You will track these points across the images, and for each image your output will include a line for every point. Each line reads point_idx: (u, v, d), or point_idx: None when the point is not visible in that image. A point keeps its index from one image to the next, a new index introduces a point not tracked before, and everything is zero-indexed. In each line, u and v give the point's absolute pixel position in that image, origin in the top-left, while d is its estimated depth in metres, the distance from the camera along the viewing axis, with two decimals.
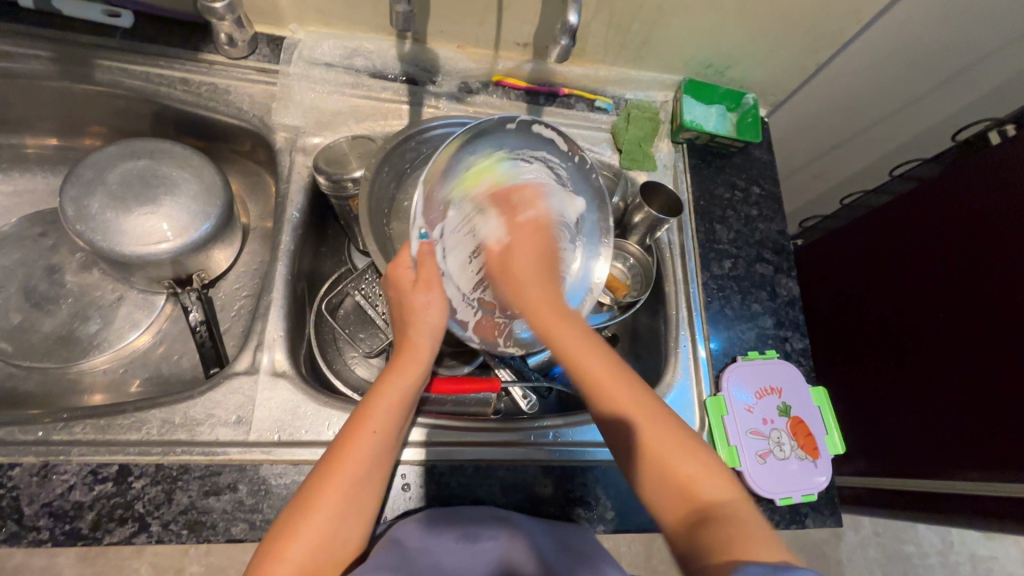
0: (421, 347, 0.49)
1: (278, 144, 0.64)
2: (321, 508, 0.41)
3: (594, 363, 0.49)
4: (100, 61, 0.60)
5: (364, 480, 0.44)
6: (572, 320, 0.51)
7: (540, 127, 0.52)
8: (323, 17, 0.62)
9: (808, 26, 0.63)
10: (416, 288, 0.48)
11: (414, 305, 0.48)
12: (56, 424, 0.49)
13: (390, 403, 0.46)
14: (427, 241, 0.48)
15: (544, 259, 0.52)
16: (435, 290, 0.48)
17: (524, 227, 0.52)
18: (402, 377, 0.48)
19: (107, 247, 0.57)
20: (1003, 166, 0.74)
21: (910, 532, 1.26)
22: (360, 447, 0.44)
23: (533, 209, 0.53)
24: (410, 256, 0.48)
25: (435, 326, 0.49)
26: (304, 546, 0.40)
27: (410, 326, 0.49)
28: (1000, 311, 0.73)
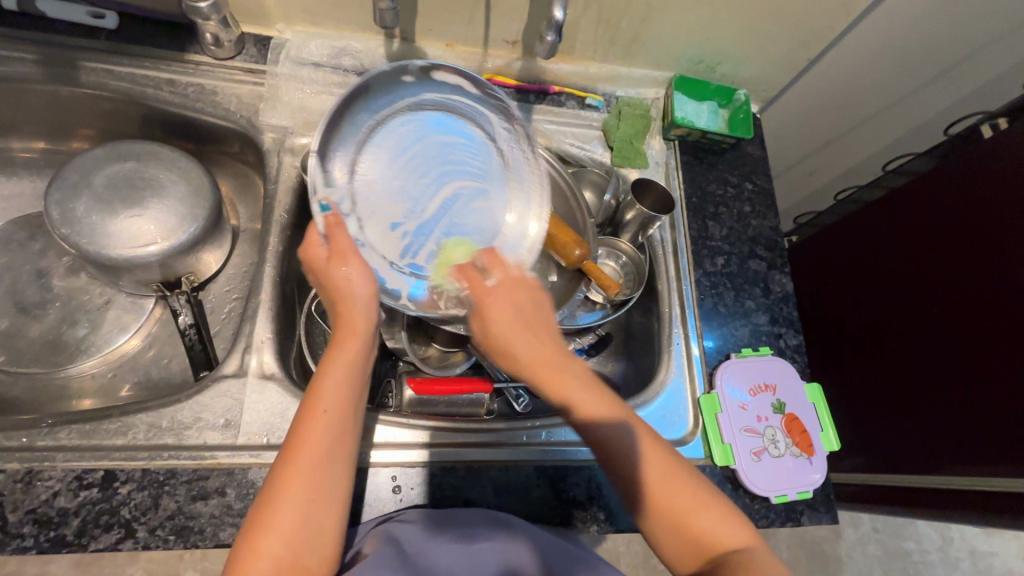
0: (357, 320, 0.46)
1: (266, 145, 0.63)
2: (282, 501, 0.40)
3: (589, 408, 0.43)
4: (85, 63, 0.60)
5: (323, 460, 0.42)
6: (576, 371, 0.45)
7: (441, 73, 0.55)
8: (311, 16, 0.62)
9: (798, 21, 0.63)
10: (332, 264, 0.46)
11: (334, 280, 0.46)
12: (41, 430, 0.48)
13: (338, 381, 0.44)
14: (330, 213, 0.47)
15: (528, 314, 0.45)
16: (355, 260, 0.46)
17: (490, 295, 0.45)
18: (342, 352, 0.45)
19: (93, 250, 0.56)
20: (995, 160, 0.73)
21: (909, 529, 1.25)
22: (314, 429, 0.43)
23: (499, 270, 0.47)
24: (319, 232, 0.47)
25: (363, 296, 0.46)
26: (274, 539, 0.39)
27: (340, 301, 0.46)
28: (994, 304, 0.73)
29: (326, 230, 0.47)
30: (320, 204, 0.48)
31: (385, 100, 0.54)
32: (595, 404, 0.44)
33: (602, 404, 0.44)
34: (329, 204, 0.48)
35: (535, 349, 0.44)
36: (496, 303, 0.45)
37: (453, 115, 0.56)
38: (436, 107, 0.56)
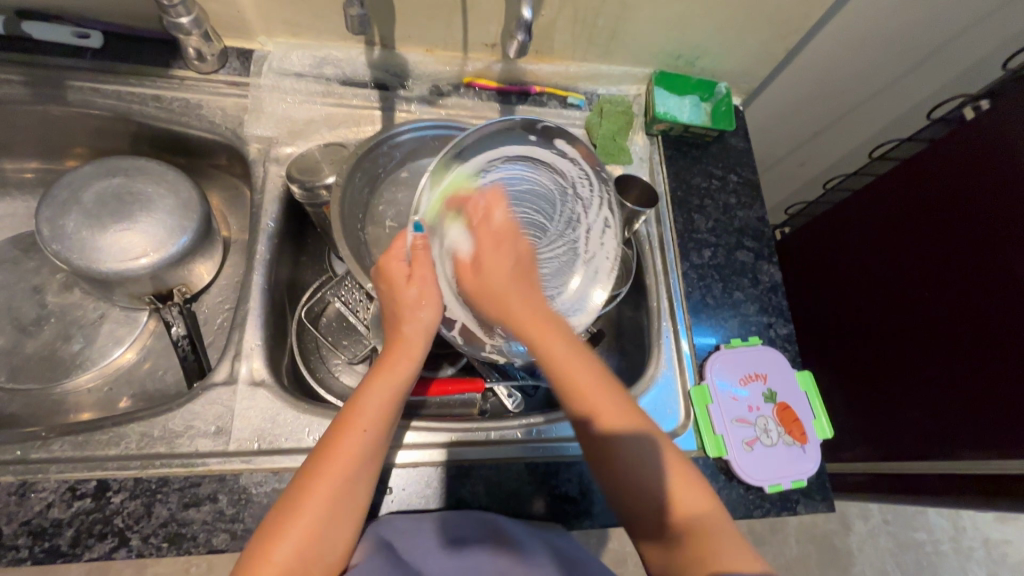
0: (415, 346, 0.48)
1: (252, 155, 0.64)
2: (307, 510, 0.41)
3: (569, 367, 0.47)
4: (72, 83, 0.61)
5: (353, 479, 0.43)
6: (561, 330, 0.48)
7: (560, 141, 0.54)
8: (291, 28, 0.63)
9: (772, 13, 0.64)
10: (408, 284, 0.47)
11: (405, 300, 0.47)
12: (35, 442, 0.49)
13: (383, 400, 0.46)
14: (420, 233, 0.47)
15: (521, 261, 0.49)
16: (430, 284, 0.47)
17: (490, 236, 0.49)
18: (391, 372, 0.47)
19: (84, 265, 0.57)
20: (978, 141, 0.73)
21: (920, 519, 1.24)
22: (349, 443, 0.44)
23: (501, 211, 0.50)
24: (404, 247, 0.47)
25: (428, 324, 0.48)
26: (291, 546, 0.40)
27: (402, 322, 0.48)
28: (984, 287, 0.72)
29: (411, 249, 0.48)
30: (415, 224, 0.46)
31: (494, 143, 0.52)
32: (573, 356, 0.48)
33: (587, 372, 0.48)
34: (422, 225, 0.47)
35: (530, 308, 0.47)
36: (487, 252, 0.48)
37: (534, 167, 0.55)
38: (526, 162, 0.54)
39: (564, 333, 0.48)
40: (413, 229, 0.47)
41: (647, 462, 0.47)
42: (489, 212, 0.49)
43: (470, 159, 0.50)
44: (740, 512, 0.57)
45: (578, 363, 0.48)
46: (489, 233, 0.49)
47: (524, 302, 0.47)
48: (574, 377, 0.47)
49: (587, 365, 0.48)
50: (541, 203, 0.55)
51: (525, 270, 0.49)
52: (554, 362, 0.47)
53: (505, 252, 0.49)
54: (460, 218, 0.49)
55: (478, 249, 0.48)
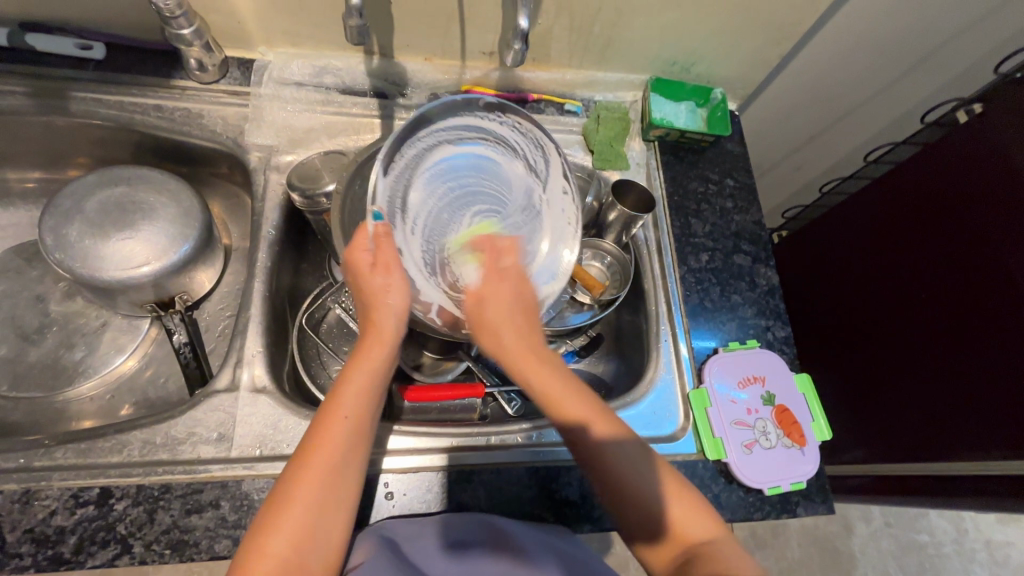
0: (389, 333, 0.49)
1: (252, 164, 0.65)
2: (297, 500, 0.41)
3: (561, 395, 0.49)
4: (75, 93, 0.62)
5: (340, 467, 0.43)
6: (545, 365, 0.50)
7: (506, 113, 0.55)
8: (292, 38, 0.64)
9: (766, 20, 0.64)
10: (375, 272, 0.48)
11: (374, 289, 0.48)
12: (39, 450, 0.49)
13: (360, 389, 0.47)
14: (381, 222, 0.48)
15: (523, 301, 0.51)
16: (395, 271, 0.48)
17: (496, 278, 0.51)
18: (368, 361, 0.48)
19: (87, 274, 0.58)
20: (971, 144, 0.74)
21: (922, 521, 1.24)
22: (334, 431, 0.44)
23: (511, 257, 0.53)
24: (367, 235, 0.47)
25: (398, 309, 0.49)
26: (284, 540, 0.40)
27: (373, 310, 0.48)
28: (980, 288, 0.72)
29: (374, 237, 0.48)
30: (374, 212, 0.48)
31: (439, 124, 0.54)
32: (563, 387, 0.49)
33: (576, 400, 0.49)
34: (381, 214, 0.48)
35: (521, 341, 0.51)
36: (493, 289, 0.51)
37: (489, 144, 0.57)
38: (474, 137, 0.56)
39: (555, 367, 0.51)
40: (374, 218, 0.48)
41: (637, 466, 0.47)
42: (501, 254, 0.52)
43: (420, 146, 0.53)
44: (739, 515, 0.58)
45: (572, 396, 0.49)
46: (503, 277, 0.51)
47: (512, 337, 0.50)
48: (568, 409, 0.48)
49: (582, 400, 0.49)
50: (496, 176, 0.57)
51: (522, 310, 0.51)
52: (553, 402, 0.49)
53: (510, 288, 0.51)
54: (478, 255, 0.53)
55: (483, 283, 0.51)
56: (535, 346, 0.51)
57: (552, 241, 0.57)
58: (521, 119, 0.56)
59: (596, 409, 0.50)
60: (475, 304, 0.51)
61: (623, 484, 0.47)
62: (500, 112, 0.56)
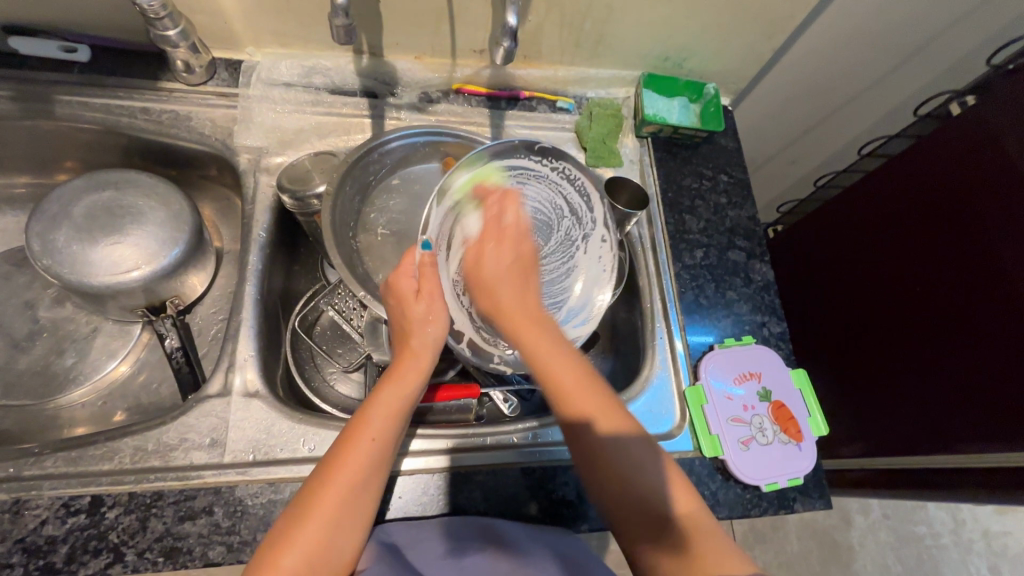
0: (422, 360, 0.49)
1: (242, 165, 0.64)
2: (316, 517, 0.41)
3: (551, 363, 0.47)
4: (60, 96, 0.61)
5: (360, 487, 0.43)
6: (547, 328, 0.49)
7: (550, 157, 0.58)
8: (279, 38, 0.63)
9: (757, 14, 0.64)
10: (416, 299, 0.49)
11: (414, 316, 0.49)
12: (28, 459, 0.48)
13: (391, 411, 0.46)
14: (429, 251, 0.49)
15: (523, 262, 0.51)
16: (437, 300, 0.49)
17: (497, 233, 0.51)
18: (401, 384, 0.47)
19: (75, 280, 0.57)
20: (966, 136, 0.74)
21: (920, 513, 1.24)
22: (359, 454, 0.44)
23: (514, 211, 0.52)
24: (414, 264, 0.49)
25: (435, 338, 0.49)
26: (299, 554, 0.40)
27: (411, 335, 0.49)
28: (977, 281, 0.72)
29: (420, 265, 0.49)
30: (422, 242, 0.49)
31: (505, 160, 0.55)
32: (555, 354, 0.47)
33: (574, 376, 0.47)
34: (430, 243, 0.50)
35: (517, 302, 0.49)
36: (491, 244, 0.50)
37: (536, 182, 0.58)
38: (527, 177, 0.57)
39: (552, 330, 0.49)
40: (422, 246, 0.49)
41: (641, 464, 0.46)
42: (506, 215, 0.51)
43: (481, 180, 0.55)
44: (737, 511, 0.58)
45: (554, 358, 0.47)
46: (495, 232, 0.51)
47: (513, 293, 0.49)
48: (553, 369, 0.47)
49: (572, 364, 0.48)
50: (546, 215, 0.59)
51: (522, 270, 0.50)
52: (542, 365, 0.47)
53: (505, 250, 0.50)
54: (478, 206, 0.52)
55: (482, 237, 0.51)
56: (535, 304, 0.50)
57: (587, 282, 0.59)
58: (571, 166, 0.58)
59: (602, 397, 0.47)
60: (472, 259, 0.50)
61: (624, 485, 0.45)
62: (552, 158, 0.58)
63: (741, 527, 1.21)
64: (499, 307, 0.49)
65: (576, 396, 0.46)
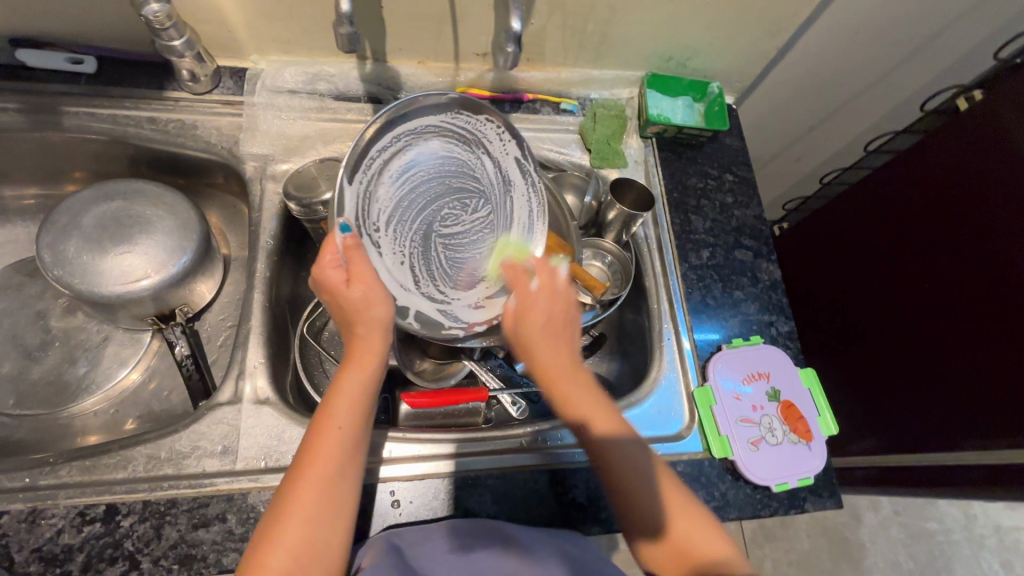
0: (374, 341, 0.46)
1: (248, 173, 0.65)
2: (295, 514, 0.41)
3: (599, 424, 0.48)
4: (67, 108, 0.61)
5: (336, 478, 0.43)
6: (584, 380, 0.50)
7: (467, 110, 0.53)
8: (283, 45, 0.64)
9: (761, 13, 0.64)
10: (350, 286, 0.45)
11: (353, 303, 0.45)
12: (43, 469, 0.49)
13: (351, 399, 0.45)
14: (350, 234, 0.45)
15: (558, 321, 0.50)
16: (372, 281, 0.46)
17: (536, 294, 0.50)
18: (357, 372, 0.46)
19: (85, 289, 0.58)
20: (972, 132, 0.73)
21: (931, 509, 1.23)
22: (328, 444, 0.43)
23: (545, 274, 0.51)
24: (335, 250, 0.45)
25: (384, 319, 0.47)
26: (284, 555, 0.39)
27: (356, 323, 0.46)
28: (987, 276, 0.71)
29: (345, 249, 0.45)
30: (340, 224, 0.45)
31: (411, 115, 0.50)
32: (599, 413, 0.48)
33: (609, 430, 0.48)
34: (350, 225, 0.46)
35: (554, 358, 0.49)
36: (529, 309, 0.49)
37: (449, 138, 0.53)
38: (442, 132, 0.53)
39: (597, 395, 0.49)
40: (340, 230, 0.45)
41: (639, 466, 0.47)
42: (551, 275, 0.51)
43: (393, 140, 0.49)
44: (747, 512, 0.58)
45: (600, 413, 0.48)
46: (529, 295, 0.50)
47: (550, 355, 0.49)
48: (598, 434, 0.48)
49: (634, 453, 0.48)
50: (468, 174, 0.55)
51: (558, 327, 0.50)
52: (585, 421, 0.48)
53: (547, 307, 0.50)
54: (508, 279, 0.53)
55: (522, 300, 0.50)
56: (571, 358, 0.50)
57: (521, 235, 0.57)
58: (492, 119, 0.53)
59: (620, 434, 0.48)
60: (514, 326, 0.50)
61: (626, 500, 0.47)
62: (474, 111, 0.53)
63: (750, 525, 1.20)
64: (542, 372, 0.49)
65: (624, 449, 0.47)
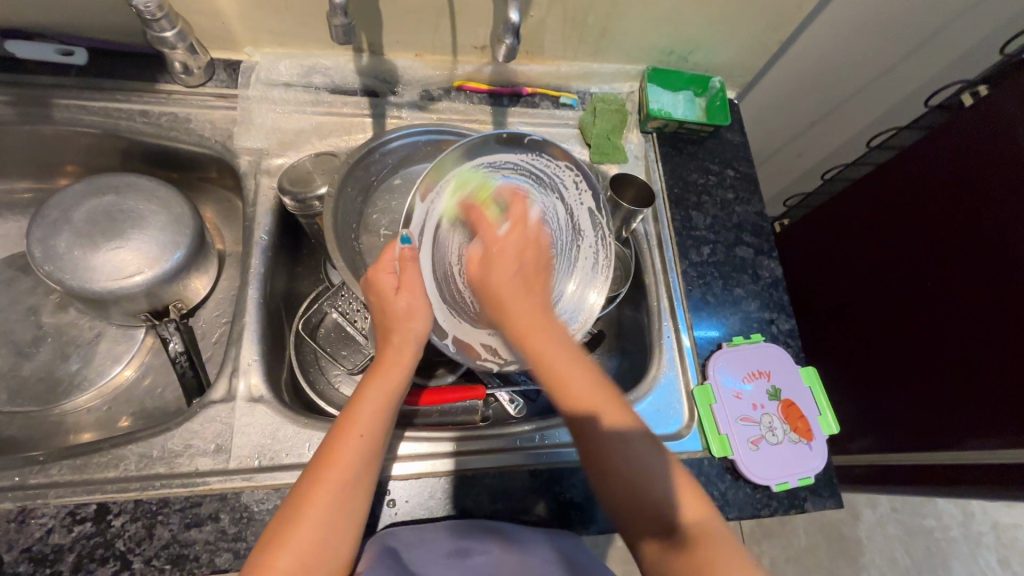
0: (405, 351, 0.47)
1: (242, 168, 0.64)
2: (308, 517, 0.40)
3: (567, 374, 0.46)
4: (58, 100, 0.60)
5: (352, 485, 0.42)
6: (556, 333, 0.48)
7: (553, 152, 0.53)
8: (277, 37, 0.62)
9: (765, 5, 0.63)
10: (397, 294, 0.46)
11: (395, 312, 0.46)
12: (33, 467, 0.48)
13: (375, 407, 0.45)
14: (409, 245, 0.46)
15: (528, 268, 0.49)
16: (419, 294, 0.47)
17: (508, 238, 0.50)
18: (383, 380, 0.46)
19: (77, 285, 0.57)
20: (975, 128, 0.73)
21: (929, 507, 1.23)
22: (347, 450, 0.43)
23: (521, 209, 0.51)
24: (392, 259, 0.47)
25: (419, 332, 0.47)
26: (292, 557, 0.39)
27: (390, 332, 0.47)
28: (991, 274, 0.71)
29: (400, 260, 0.46)
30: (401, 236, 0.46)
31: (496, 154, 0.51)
32: (568, 364, 0.47)
33: (576, 377, 0.47)
34: (410, 237, 0.47)
35: (524, 307, 0.48)
36: (497, 253, 0.49)
37: (534, 180, 0.54)
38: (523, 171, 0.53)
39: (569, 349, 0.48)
40: (402, 241, 0.47)
41: (639, 462, 0.46)
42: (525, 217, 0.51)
43: (478, 168, 0.50)
44: (747, 512, 0.57)
45: (567, 366, 0.47)
46: (502, 240, 0.49)
47: (521, 305, 0.48)
48: (564, 380, 0.46)
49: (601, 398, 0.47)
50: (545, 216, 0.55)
51: (529, 276, 0.49)
52: (551, 372, 0.46)
53: (520, 251, 0.50)
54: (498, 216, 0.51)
55: (493, 241, 0.49)
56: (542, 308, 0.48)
57: (581, 281, 0.56)
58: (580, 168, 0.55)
59: (591, 388, 0.47)
60: (480, 272, 0.49)
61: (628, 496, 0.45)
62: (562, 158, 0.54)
63: (748, 522, 1.20)
64: (508, 318, 0.47)
65: (585, 407, 0.46)
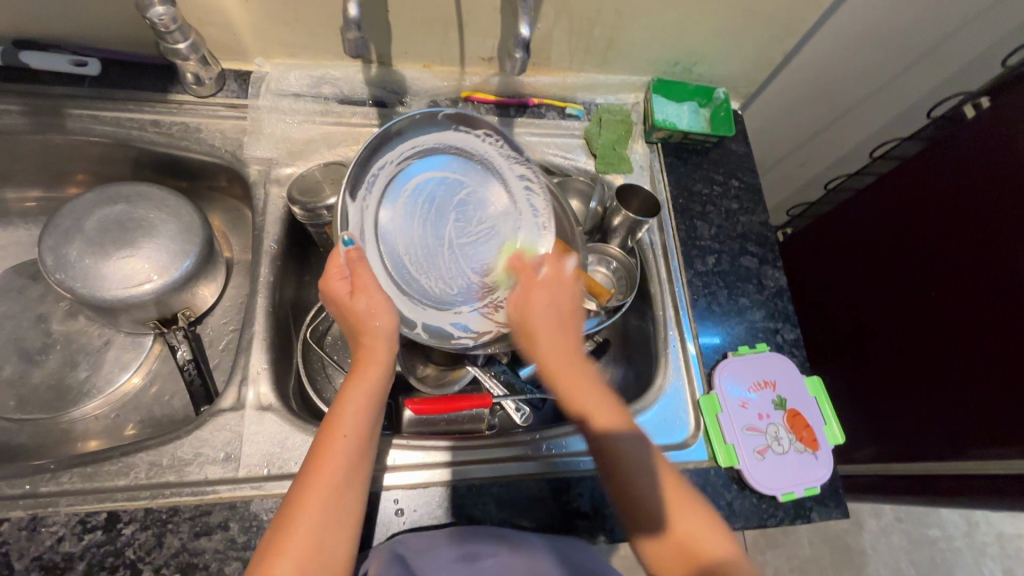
0: (379, 350, 0.47)
1: (252, 177, 0.64)
2: (303, 521, 0.40)
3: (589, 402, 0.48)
4: (72, 110, 0.61)
5: (342, 486, 0.42)
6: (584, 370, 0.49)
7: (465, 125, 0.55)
8: (288, 48, 0.63)
9: (769, 18, 0.64)
10: (355, 297, 0.46)
11: (357, 314, 0.46)
12: (44, 475, 0.48)
13: (357, 409, 0.45)
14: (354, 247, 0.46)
15: (560, 310, 0.51)
16: (376, 293, 0.46)
17: (543, 284, 0.51)
18: (363, 380, 0.46)
19: (87, 293, 0.57)
20: (977, 139, 0.73)
21: (933, 516, 1.23)
22: (335, 452, 0.43)
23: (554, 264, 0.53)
24: (342, 263, 0.46)
25: (387, 329, 0.47)
26: (289, 563, 0.38)
27: (361, 333, 0.46)
28: (993, 284, 0.71)
29: (349, 262, 0.46)
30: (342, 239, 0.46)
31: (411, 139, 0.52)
32: (594, 395, 0.48)
33: (605, 410, 0.48)
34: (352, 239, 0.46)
35: (552, 344, 0.49)
36: (533, 297, 0.51)
37: (457, 155, 0.55)
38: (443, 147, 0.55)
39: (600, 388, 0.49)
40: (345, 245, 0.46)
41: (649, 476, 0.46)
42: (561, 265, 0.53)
43: (393, 157, 0.52)
44: (753, 521, 0.57)
45: (593, 399, 0.48)
46: (538, 283, 0.51)
47: (550, 344, 0.49)
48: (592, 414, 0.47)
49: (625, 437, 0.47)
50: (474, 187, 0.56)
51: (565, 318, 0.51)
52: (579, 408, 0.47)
53: (556, 293, 0.51)
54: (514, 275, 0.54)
55: (529, 288, 0.51)
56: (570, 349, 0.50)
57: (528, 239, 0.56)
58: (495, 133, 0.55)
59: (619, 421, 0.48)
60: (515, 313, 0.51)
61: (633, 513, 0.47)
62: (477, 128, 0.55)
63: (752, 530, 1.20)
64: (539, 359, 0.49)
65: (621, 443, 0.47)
